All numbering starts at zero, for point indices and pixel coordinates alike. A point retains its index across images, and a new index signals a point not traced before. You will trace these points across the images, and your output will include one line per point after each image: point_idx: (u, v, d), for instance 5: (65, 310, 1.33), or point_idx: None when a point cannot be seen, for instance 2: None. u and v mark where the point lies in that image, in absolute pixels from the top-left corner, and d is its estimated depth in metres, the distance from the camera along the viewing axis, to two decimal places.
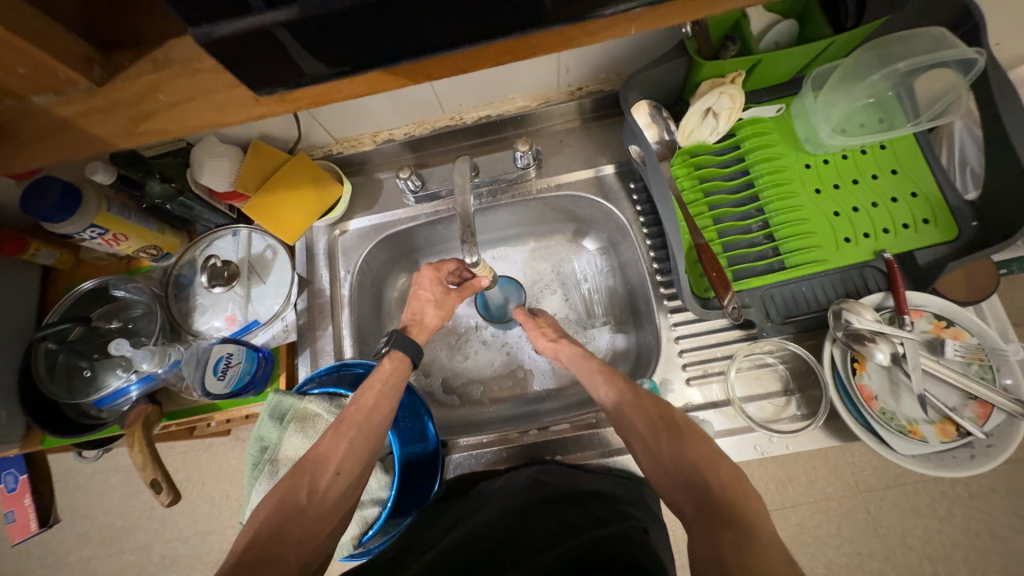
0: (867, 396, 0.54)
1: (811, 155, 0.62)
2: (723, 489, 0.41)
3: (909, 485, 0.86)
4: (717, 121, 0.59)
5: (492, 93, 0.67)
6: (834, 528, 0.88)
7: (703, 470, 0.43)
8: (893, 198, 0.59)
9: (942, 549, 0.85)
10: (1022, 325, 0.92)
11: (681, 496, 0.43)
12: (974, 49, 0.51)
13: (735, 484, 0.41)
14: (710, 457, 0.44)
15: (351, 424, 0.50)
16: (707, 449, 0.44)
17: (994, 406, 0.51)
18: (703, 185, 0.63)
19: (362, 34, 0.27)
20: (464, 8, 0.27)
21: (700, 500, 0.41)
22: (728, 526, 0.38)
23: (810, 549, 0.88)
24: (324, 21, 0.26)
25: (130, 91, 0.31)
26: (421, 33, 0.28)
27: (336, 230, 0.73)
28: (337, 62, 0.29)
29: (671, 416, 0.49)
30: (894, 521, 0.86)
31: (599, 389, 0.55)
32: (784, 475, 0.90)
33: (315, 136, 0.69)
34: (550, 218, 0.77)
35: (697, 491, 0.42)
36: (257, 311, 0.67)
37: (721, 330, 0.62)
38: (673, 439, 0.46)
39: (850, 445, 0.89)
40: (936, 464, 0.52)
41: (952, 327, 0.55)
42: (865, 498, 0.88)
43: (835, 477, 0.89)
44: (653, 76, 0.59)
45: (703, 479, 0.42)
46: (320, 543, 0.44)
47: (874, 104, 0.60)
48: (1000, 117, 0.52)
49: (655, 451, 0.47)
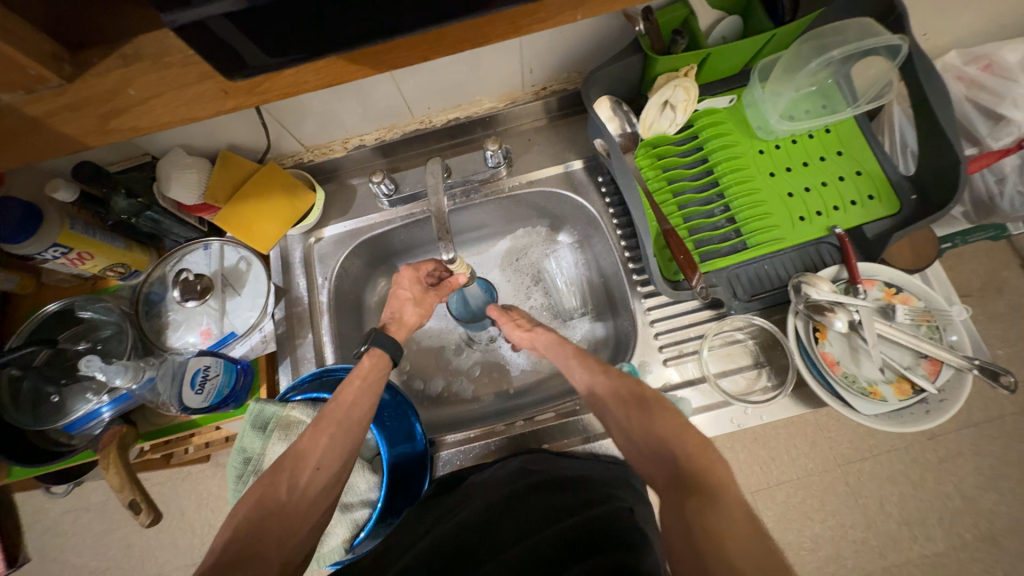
0: (830, 362, 0.57)
1: (764, 142, 0.65)
2: (689, 459, 0.42)
3: (883, 455, 0.92)
4: (675, 113, 0.62)
5: (459, 96, 0.68)
6: (817, 503, 0.92)
7: (669, 442, 0.44)
8: (841, 177, 0.63)
9: (918, 514, 0.89)
10: (969, 296, 1.00)
11: (651, 468, 0.45)
12: (899, 36, 0.56)
13: (700, 452, 0.42)
14: (676, 428, 0.45)
15: (330, 420, 0.49)
16: (672, 420, 0.46)
17: (943, 362, 0.55)
18: (666, 174, 0.66)
19: (317, 22, 0.28)
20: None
21: (670, 470, 0.42)
22: (692, 493, 0.39)
23: (796, 525, 0.91)
24: (281, 11, 0.27)
25: (100, 88, 0.32)
26: (377, 23, 0.29)
27: (311, 237, 0.73)
28: (293, 52, 0.30)
29: (639, 391, 0.50)
30: (872, 491, 0.91)
31: (574, 372, 0.56)
32: (767, 455, 0.95)
33: (285, 144, 0.69)
34: (524, 216, 0.80)
35: (664, 463, 0.43)
36: (233, 324, 0.66)
37: (693, 311, 0.65)
38: (641, 414, 0.48)
39: (826, 421, 0.94)
40: (897, 421, 0.55)
41: (902, 293, 0.59)
42: (844, 471, 0.92)
43: (815, 453, 0.94)
44: (612, 73, 0.62)
45: (670, 450, 0.44)
46: (300, 538, 0.44)
47: (817, 91, 0.64)
48: (927, 96, 0.57)
49: (626, 421, 0.49)
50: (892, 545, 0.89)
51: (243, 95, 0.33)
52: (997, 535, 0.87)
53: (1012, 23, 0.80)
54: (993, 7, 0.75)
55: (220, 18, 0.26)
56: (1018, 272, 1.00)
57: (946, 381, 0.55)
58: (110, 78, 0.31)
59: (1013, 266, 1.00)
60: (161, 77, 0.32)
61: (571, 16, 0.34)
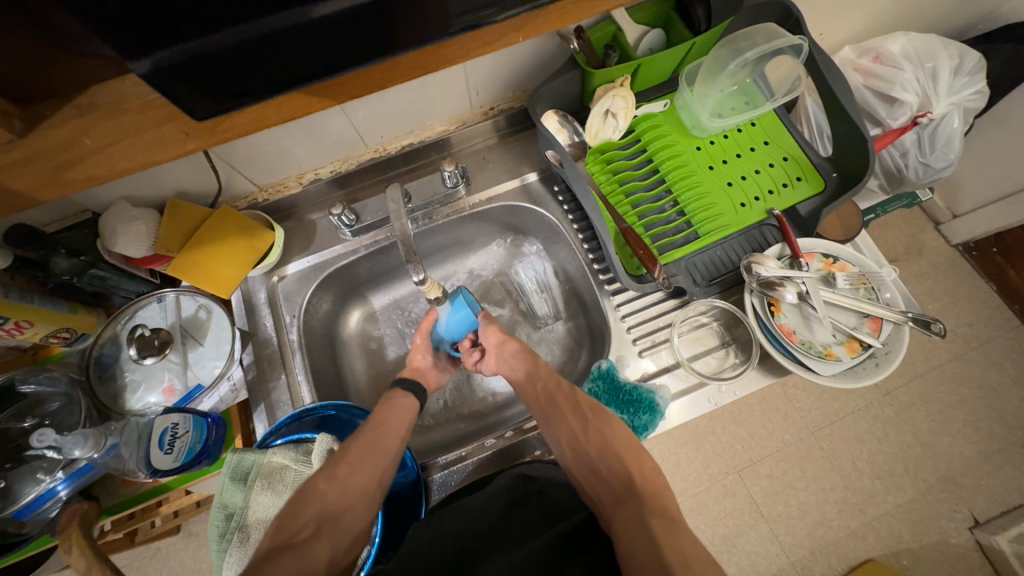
0: (787, 332, 0.62)
1: (699, 138, 0.71)
2: (644, 479, 0.48)
3: (848, 416, 0.99)
4: (616, 121, 0.66)
5: (410, 122, 0.70)
6: (798, 471, 0.97)
7: (627, 459, 0.50)
8: (770, 164, 0.70)
9: (886, 466, 0.97)
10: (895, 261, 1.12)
11: (603, 486, 0.49)
12: (798, 37, 0.63)
13: (651, 475, 0.49)
14: (633, 449, 0.51)
15: (372, 424, 0.54)
16: (629, 441, 0.52)
17: (883, 319, 0.61)
18: (617, 177, 0.70)
19: (271, 59, 0.30)
20: (366, 20, 0.29)
21: (625, 486, 0.48)
22: (651, 511, 0.45)
23: (783, 496, 0.96)
24: (235, 52, 0.28)
25: (55, 139, 0.32)
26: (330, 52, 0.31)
27: (274, 276, 0.71)
28: (250, 90, 0.31)
29: (594, 401, 0.56)
30: (844, 452, 0.97)
31: (523, 376, 0.62)
32: (747, 433, 0.99)
33: (236, 186, 0.68)
34: (488, 232, 0.81)
35: (623, 479, 0.48)
36: (198, 376, 0.63)
37: (660, 302, 0.68)
38: (598, 429, 0.53)
39: (794, 394, 1.00)
40: (853, 377, 0.60)
41: (838, 262, 0.65)
42: (817, 437, 0.98)
43: (788, 424, 0.99)
44: (554, 89, 0.66)
45: (627, 467, 0.49)
46: (347, 524, 0.46)
47: (738, 90, 0.71)
48: (830, 86, 0.65)
49: (580, 435, 0.54)
50: (869, 500, 0.95)
51: (203, 134, 0.35)
52: (955, 474, 0.97)
53: (889, 21, 0.92)
54: (871, 8, 0.86)
55: (176, 65, 0.27)
56: (932, 235, 1.17)
57: (888, 335, 0.61)
58: (66, 129, 0.32)
59: (927, 231, 1.18)
60: (118, 123, 0.33)
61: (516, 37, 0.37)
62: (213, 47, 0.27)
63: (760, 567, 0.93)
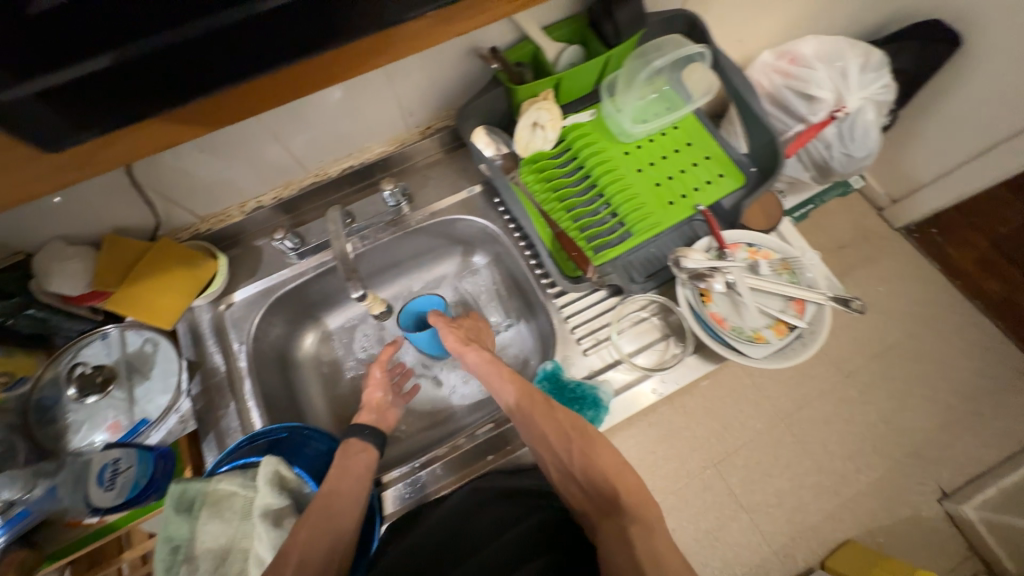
0: (718, 319, 0.65)
1: (626, 144, 0.75)
2: (630, 495, 0.54)
3: (815, 402, 1.06)
4: (546, 132, 0.69)
5: (348, 145, 0.72)
6: (772, 459, 1.00)
7: (613, 481, 0.54)
8: (694, 163, 0.74)
9: (854, 446, 1.03)
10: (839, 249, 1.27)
11: (591, 502, 0.55)
12: (698, 46, 0.69)
13: (637, 488, 0.54)
14: (617, 467, 0.55)
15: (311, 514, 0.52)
16: (613, 458, 0.56)
17: (806, 301, 0.65)
18: (551, 185, 0.73)
19: (194, 68, 0.32)
20: (283, 21, 0.32)
21: (613, 505, 0.53)
22: (636, 524, 0.51)
23: (759, 485, 0.98)
24: (161, 57, 0.31)
25: None
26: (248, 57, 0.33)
27: (221, 304, 0.71)
28: (179, 97, 0.34)
29: (581, 424, 0.58)
30: (815, 435, 1.03)
31: (505, 389, 0.62)
32: (721, 427, 1.02)
33: (176, 218, 0.68)
34: (438, 247, 0.84)
35: (610, 497, 0.54)
36: (144, 410, 0.63)
37: (601, 301, 0.71)
38: (586, 452, 0.56)
39: (761, 384, 1.05)
40: (784, 358, 0.63)
41: (761, 250, 0.70)
42: (788, 424, 1.03)
43: (758, 413, 1.03)
44: (481, 105, 0.69)
45: (612, 486, 0.54)
46: None
47: (659, 97, 0.75)
48: (738, 89, 0.70)
49: (567, 458, 0.57)
50: (844, 482, 1.00)
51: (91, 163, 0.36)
52: (921, 449, 1.04)
53: (800, 25, 0.99)
54: (779, 15, 0.93)
55: (112, 70, 0.30)
56: (876, 219, 1.32)
57: (813, 315, 0.65)
58: None
59: (872, 215, 1.33)
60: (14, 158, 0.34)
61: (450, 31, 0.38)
62: (133, 57, 0.30)
63: (744, 559, 0.94)
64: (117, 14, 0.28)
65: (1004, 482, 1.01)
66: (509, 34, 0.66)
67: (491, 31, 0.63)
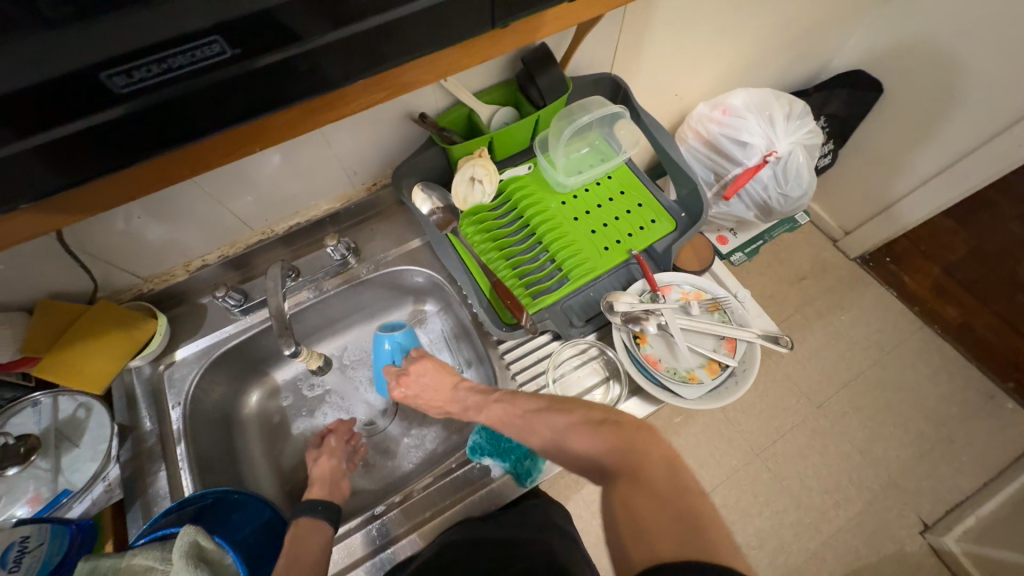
0: (652, 360, 0.67)
1: (563, 194, 0.78)
2: (616, 453, 0.47)
3: (789, 434, 1.20)
4: (484, 186, 0.72)
5: (293, 205, 0.74)
6: (750, 497, 1.14)
7: (592, 442, 0.49)
8: (627, 209, 0.77)
9: (831, 479, 1.15)
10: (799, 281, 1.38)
11: (590, 471, 0.50)
12: (616, 106, 0.75)
13: (623, 440, 0.48)
14: (596, 431, 0.50)
15: None
16: (588, 425, 0.51)
17: (736, 339, 0.67)
18: (491, 235, 0.75)
19: (131, 138, 0.32)
20: (224, 93, 0.32)
21: (602, 466, 0.48)
22: (623, 478, 0.45)
23: (740, 524, 1.11)
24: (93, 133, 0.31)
25: None
26: (171, 132, 0.33)
27: (161, 363, 0.71)
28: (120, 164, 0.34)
29: (553, 418, 0.54)
30: (790, 469, 1.16)
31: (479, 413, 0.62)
32: (695, 464, 1.16)
33: (116, 280, 0.69)
34: (389, 297, 0.86)
35: (599, 463, 0.48)
36: (69, 481, 0.60)
37: (542, 345, 0.72)
38: (560, 434, 0.52)
39: (735, 421, 1.21)
40: (719, 397, 0.65)
41: (694, 290, 0.72)
42: (763, 458, 1.17)
43: (733, 448, 1.18)
44: (417, 162, 0.73)
45: (596, 451, 0.49)
46: None
47: (591, 150, 0.81)
48: (661, 143, 0.76)
49: (552, 446, 0.53)
50: (822, 517, 1.12)
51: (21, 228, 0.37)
52: (897, 479, 1.16)
53: (732, 79, 1.07)
54: (711, 72, 1.00)
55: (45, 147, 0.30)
56: (832, 250, 1.42)
57: (743, 353, 0.67)
58: None
59: (829, 248, 1.42)
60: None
61: (383, 93, 0.41)
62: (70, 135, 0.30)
63: None
64: (36, 99, 0.28)
65: (979, 512, 1.11)
66: (441, 99, 0.70)
67: (421, 97, 0.67)
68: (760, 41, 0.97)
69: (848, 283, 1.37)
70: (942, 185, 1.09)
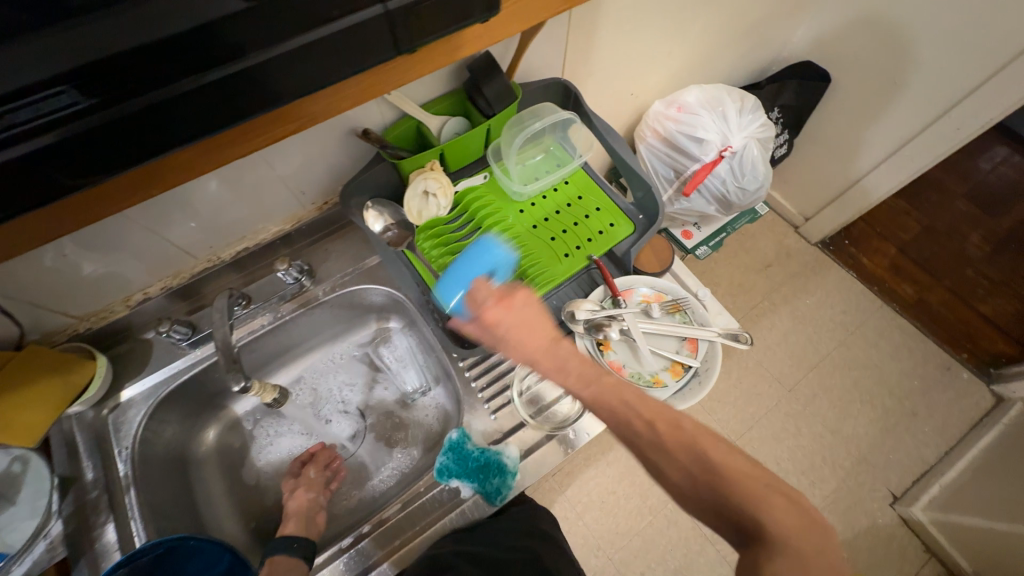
0: (616, 367, 0.68)
1: (520, 202, 0.77)
2: (777, 522, 0.37)
3: (764, 419, 1.23)
4: (438, 199, 0.70)
5: (239, 230, 0.71)
6: None
7: (747, 500, 0.38)
8: (586, 214, 0.76)
9: (806, 460, 1.19)
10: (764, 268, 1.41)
11: (716, 522, 0.40)
12: (567, 112, 0.75)
13: (787, 512, 0.38)
14: (754, 490, 0.39)
15: None
16: (748, 479, 0.40)
17: (698, 339, 0.69)
18: (449, 248, 0.73)
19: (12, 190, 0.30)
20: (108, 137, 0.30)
21: (747, 527, 0.38)
22: (778, 556, 0.36)
23: None
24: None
25: None
26: (15, 198, 0.30)
27: (104, 407, 0.67)
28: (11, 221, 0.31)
29: (711, 460, 0.40)
30: (767, 454, 1.19)
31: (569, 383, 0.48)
32: None
33: (47, 322, 0.64)
34: (351, 316, 0.84)
35: (741, 524, 0.38)
36: (6, 542, 0.56)
37: (506, 358, 0.73)
38: (711, 482, 0.40)
39: (712, 410, 1.23)
40: (683, 398, 0.66)
41: (655, 293, 0.74)
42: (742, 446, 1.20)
43: None
44: (368, 179, 0.71)
45: (748, 511, 0.38)
46: None
47: (546, 156, 0.80)
48: (614, 146, 0.76)
49: (681, 488, 0.41)
50: None
51: None
52: (868, 455, 1.20)
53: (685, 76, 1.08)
54: (664, 70, 1.01)
55: None
56: (795, 237, 1.46)
57: (705, 352, 0.69)
58: None
59: (791, 234, 1.46)
60: None
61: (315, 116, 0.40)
62: None
63: None
64: None
65: (944, 478, 1.15)
66: (387, 113, 0.67)
67: (365, 112, 0.65)
68: (709, 39, 0.98)
69: (812, 268, 1.41)
70: (893, 168, 1.13)
